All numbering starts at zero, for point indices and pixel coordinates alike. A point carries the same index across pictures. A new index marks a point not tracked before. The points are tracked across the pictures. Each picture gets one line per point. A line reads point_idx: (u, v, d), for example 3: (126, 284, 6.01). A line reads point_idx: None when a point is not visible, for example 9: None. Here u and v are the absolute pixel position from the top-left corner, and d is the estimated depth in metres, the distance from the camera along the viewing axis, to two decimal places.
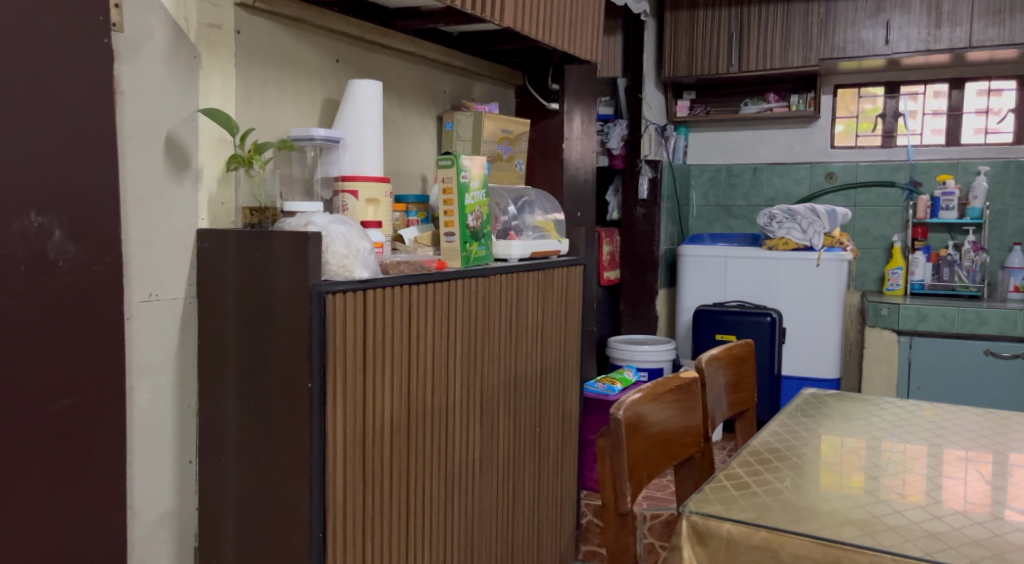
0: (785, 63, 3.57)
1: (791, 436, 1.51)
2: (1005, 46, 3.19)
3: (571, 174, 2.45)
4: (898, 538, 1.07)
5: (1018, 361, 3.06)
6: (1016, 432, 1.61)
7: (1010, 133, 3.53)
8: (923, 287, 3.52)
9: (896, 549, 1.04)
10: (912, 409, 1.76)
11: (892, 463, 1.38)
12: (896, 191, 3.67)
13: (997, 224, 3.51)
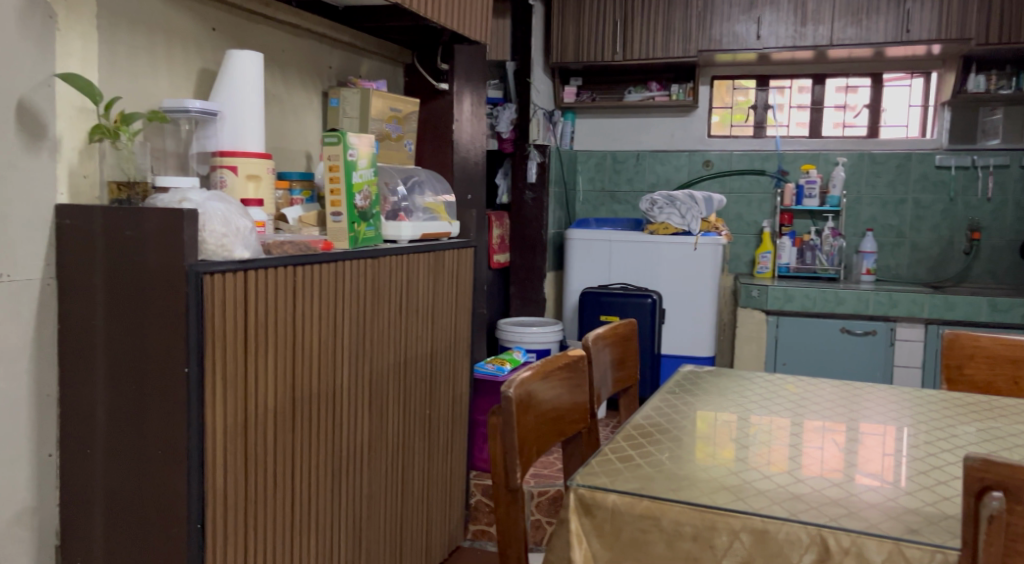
0: (666, 52, 3.68)
1: (671, 411, 1.58)
2: (862, 45, 3.42)
3: (462, 156, 2.44)
4: (766, 502, 1.14)
5: (869, 338, 3.30)
6: (869, 401, 1.74)
7: (865, 127, 3.81)
8: (788, 270, 3.72)
9: (764, 511, 1.11)
10: (779, 382, 1.87)
11: (765, 435, 1.47)
12: (766, 179, 3.86)
13: (852, 211, 3.76)
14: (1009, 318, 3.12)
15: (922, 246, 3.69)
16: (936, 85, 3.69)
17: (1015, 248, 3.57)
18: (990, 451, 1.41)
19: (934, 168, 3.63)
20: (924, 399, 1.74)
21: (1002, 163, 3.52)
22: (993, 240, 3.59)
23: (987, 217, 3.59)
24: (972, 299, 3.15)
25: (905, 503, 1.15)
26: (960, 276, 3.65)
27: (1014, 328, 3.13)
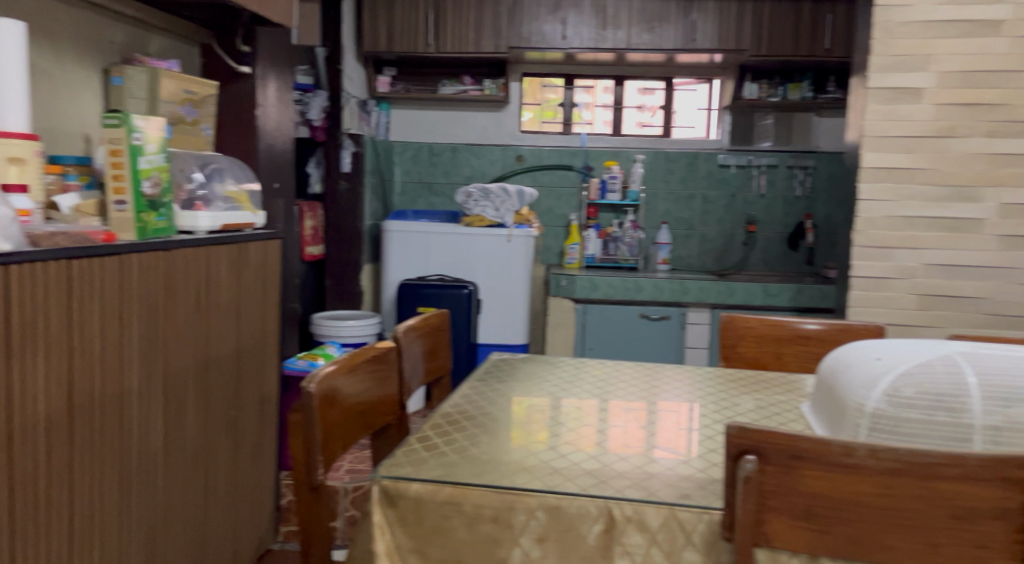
0: (477, 47, 3.73)
1: (479, 399, 1.61)
2: (655, 50, 3.65)
3: (267, 144, 2.35)
4: (559, 479, 1.20)
5: (663, 322, 3.54)
6: (667, 381, 1.86)
7: (660, 126, 4.10)
8: (594, 261, 3.91)
9: (557, 488, 1.16)
10: (584, 366, 1.96)
11: (570, 417, 1.53)
12: (573, 174, 4.02)
13: (649, 205, 4.00)
14: (779, 300, 3.45)
15: (709, 238, 4.00)
16: (718, 90, 4.02)
17: (784, 239, 3.95)
18: (753, 420, 1.56)
19: (717, 167, 3.94)
20: (710, 377, 1.89)
21: (772, 164, 3.89)
22: (766, 233, 3.96)
23: (760, 212, 3.95)
24: (748, 285, 3.45)
25: (681, 470, 1.25)
26: (738, 265, 4.00)
27: (782, 310, 3.47)
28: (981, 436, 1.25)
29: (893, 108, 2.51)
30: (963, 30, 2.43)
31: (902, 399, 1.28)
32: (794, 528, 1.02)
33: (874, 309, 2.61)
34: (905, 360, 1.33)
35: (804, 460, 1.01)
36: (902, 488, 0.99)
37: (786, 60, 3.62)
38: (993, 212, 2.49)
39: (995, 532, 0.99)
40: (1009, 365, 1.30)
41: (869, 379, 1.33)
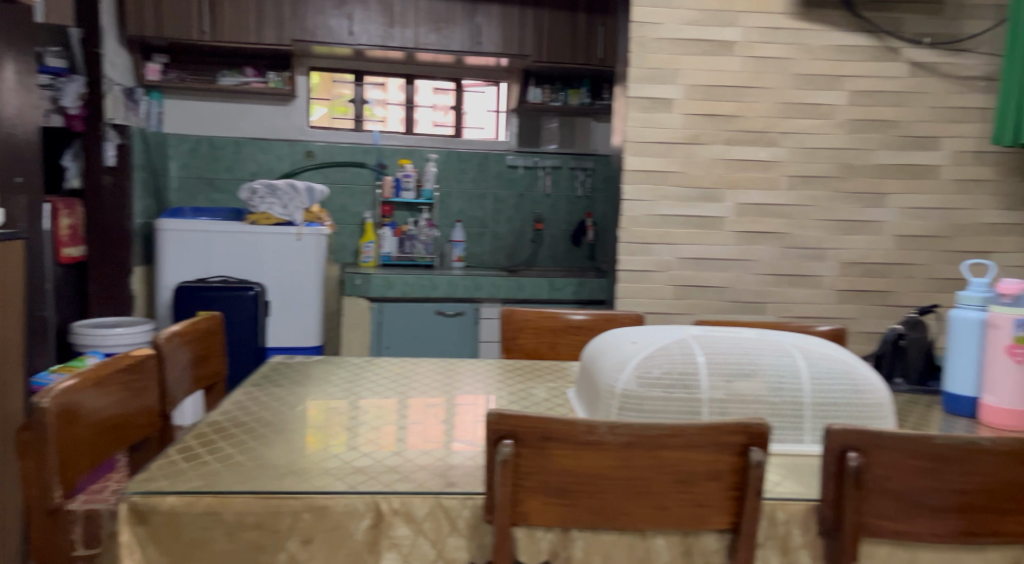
0: (258, 38, 3.59)
1: (253, 404, 1.56)
2: (443, 51, 3.70)
3: (4, 133, 2.12)
4: (330, 478, 1.25)
5: (458, 318, 3.60)
6: (466, 375, 1.89)
7: (451, 126, 4.15)
8: (390, 259, 3.89)
9: (324, 487, 1.22)
10: (383, 365, 1.93)
11: (372, 416, 1.52)
12: (366, 172, 3.98)
13: (444, 204, 4.04)
14: (563, 294, 3.62)
15: (501, 236, 4.12)
16: (506, 93, 4.13)
17: (568, 236, 4.16)
18: (523, 408, 1.63)
19: (506, 167, 4.07)
20: (500, 368, 1.96)
21: (556, 165, 4.09)
22: (552, 231, 4.15)
23: (547, 211, 4.12)
24: (536, 280, 3.59)
25: (448, 461, 1.33)
26: (527, 261, 4.15)
27: (567, 303, 3.64)
28: (709, 406, 1.41)
29: (649, 117, 2.72)
30: (704, 49, 2.70)
31: (648, 377, 1.42)
32: (547, 504, 1.16)
33: (636, 300, 2.81)
34: (652, 345, 1.47)
35: (553, 441, 1.14)
36: (635, 459, 1.15)
37: (564, 67, 3.82)
38: (732, 211, 2.78)
39: (710, 490, 1.17)
40: (731, 347, 1.48)
41: (619, 361, 1.46)
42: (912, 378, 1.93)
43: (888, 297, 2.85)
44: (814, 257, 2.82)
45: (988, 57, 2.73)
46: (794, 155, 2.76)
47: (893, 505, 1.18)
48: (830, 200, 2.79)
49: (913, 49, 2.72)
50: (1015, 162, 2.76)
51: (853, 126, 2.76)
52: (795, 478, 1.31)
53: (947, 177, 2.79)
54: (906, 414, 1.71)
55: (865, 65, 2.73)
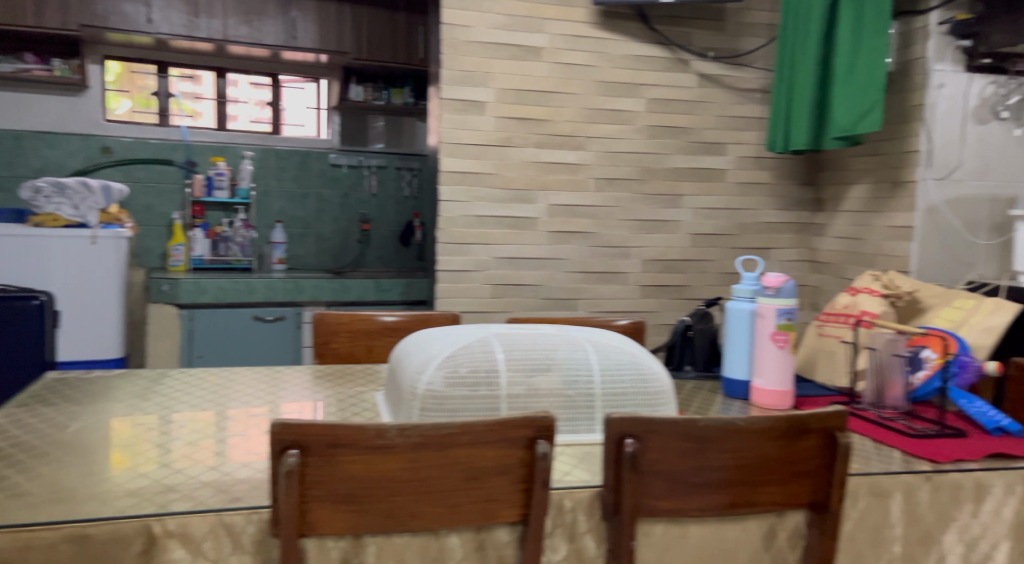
0: (39, 22, 3.25)
1: (16, 427, 1.44)
2: (255, 44, 3.54)
3: None
4: (93, 502, 1.18)
5: (279, 323, 3.45)
6: (290, 382, 1.82)
7: (268, 122, 3.99)
8: (202, 262, 3.66)
9: (89, 515, 1.15)
10: (198, 377, 1.82)
11: (191, 432, 1.46)
12: (173, 170, 3.72)
13: (262, 204, 3.86)
14: (392, 295, 3.56)
15: (326, 236, 4.00)
16: (325, 90, 4.04)
17: (396, 236, 4.11)
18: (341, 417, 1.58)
19: (329, 166, 3.96)
20: (323, 374, 1.91)
21: (381, 164, 4.04)
22: (379, 231, 4.08)
23: (373, 211, 4.06)
24: (361, 282, 3.52)
25: (239, 474, 1.29)
26: (354, 262, 4.06)
27: (394, 304, 3.60)
28: (508, 401, 1.45)
29: (461, 118, 2.76)
30: (512, 53, 2.77)
31: (455, 376, 1.44)
32: (336, 511, 1.16)
33: (453, 299, 2.85)
34: (453, 344, 1.50)
35: (341, 447, 1.13)
36: (425, 460, 1.17)
37: (386, 66, 3.81)
38: (543, 212, 2.88)
39: (499, 484, 1.20)
40: (532, 342, 1.54)
41: (423, 360, 1.47)
42: (699, 364, 2.09)
43: (684, 291, 3.06)
44: (619, 255, 2.97)
45: (762, 72, 3.02)
46: (600, 159, 2.90)
47: (666, 487, 1.23)
48: (631, 201, 2.95)
49: (700, 62, 2.95)
50: (787, 167, 3.09)
51: (651, 132, 2.94)
52: (583, 466, 1.38)
53: (732, 180, 3.04)
54: (691, 399, 1.85)
55: (660, 76, 2.92)
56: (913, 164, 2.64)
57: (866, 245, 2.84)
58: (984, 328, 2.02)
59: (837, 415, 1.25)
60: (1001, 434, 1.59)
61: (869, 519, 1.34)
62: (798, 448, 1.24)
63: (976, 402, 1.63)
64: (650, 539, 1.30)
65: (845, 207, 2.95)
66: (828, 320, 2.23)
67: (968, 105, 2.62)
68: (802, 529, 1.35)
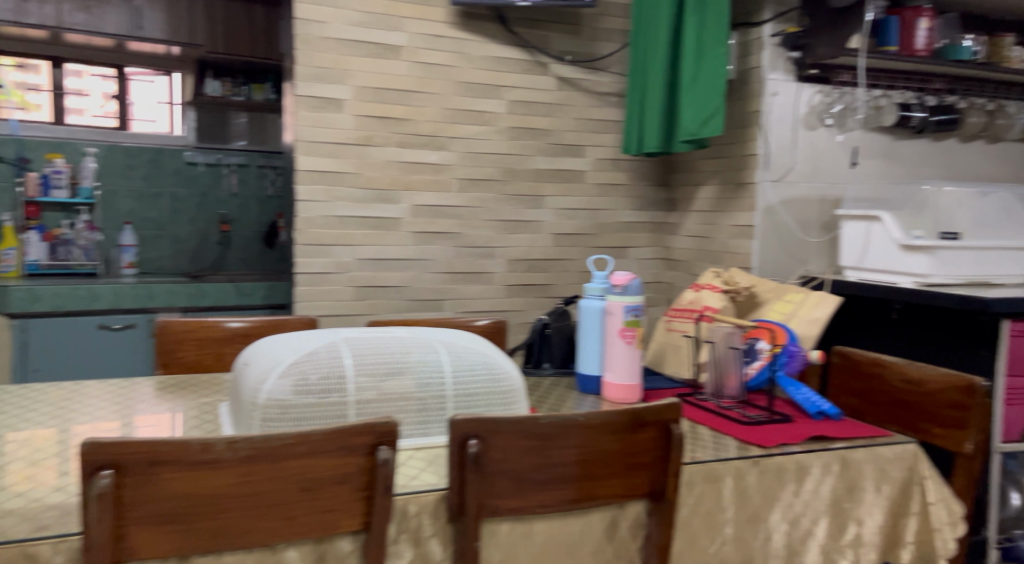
0: None
1: None
2: (94, 33, 3.30)
3: None
4: None
5: (126, 332, 3.19)
6: (141, 395, 1.72)
7: (114, 118, 3.76)
8: (38, 266, 3.36)
9: None
10: (37, 392, 1.69)
11: (23, 454, 1.38)
12: (3, 167, 3.38)
13: (109, 203, 3.58)
14: (253, 299, 3.36)
15: (182, 238, 3.76)
16: (179, 84, 3.85)
17: (260, 238, 3.91)
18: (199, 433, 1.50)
19: (184, 164, 3.73)
20: (177, 384, 1.82)
21: (242, 162, 3.84)
22: (242, 232, 3.88)
23: (234, 211, 3.85)
24: (219, 286, 3.29)
25: (52, 499, 1.24)
26: (215, 266, 3.83)
27: (257, 308, 3.42)
28: (356, 407, 1.44)
29: (317, 116, 2.68)
30: (369, 51, 2.73)
31: (303, 384, 1.42)
32: (158, 532, 1.14)
33: (314, 303, 2.76)
34: (296, 350, 1.46)
35: (163, 465, 1.13)
36: (256, 473, 1.18)
37: (245, 61, 3.68)
38: (407, 212, 2.84)
39: (338, 494, 1.23)
40: (383, 346, 1.53)
41: (267, 367, 1.44)
42: (557, 361, 2.12)
43: (548, 289, 3.11)
44: (484, 255, 2.98)
45: (618, 76, 3.11)
46: (462, 159, 2.89)
47: (510, 485, 1.25)
48: (495, 202, 2.97)
49: (558, 65, 3.00)
50: (643, 169, 3.19)
51: (512, 133, 2.96)
52: (432, 469, 1.40)
53: (591, 181, 3.12)
54: (546, 396, 1.88)
55: (520, 78, 2.95)
56: (752, 167, 2.82)
57: (714, 243, 3.01)
58: (811, 320, 2.19)
59: (672, 407, 1.31)
60: (822, 418, 1.71)
61: (703, 504, 1.41)
62: (635, 440, 1.29)
63: (802, 389, 1.75)
64: (496, 539, 1.31)
65: (696, 206, 3.10)
66: (675, 315, 2.32)
67: (799, 112, 2.82)
68: (643, 517, 1.39)
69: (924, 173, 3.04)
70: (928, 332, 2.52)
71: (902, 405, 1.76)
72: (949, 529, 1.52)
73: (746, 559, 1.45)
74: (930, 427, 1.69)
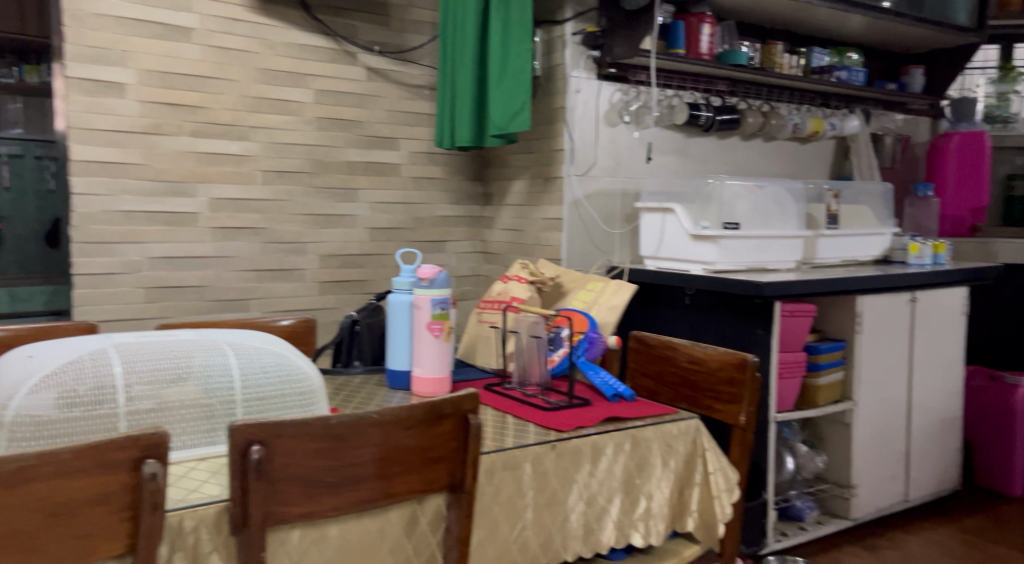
0: None
1: None
2: None
3: None
4: None
5: None
6: None
7: None
8: None
9: None
10: None
11: None
12: None
13: None
14: (33, 305, 3.07)
15: None
16: None
17: (41, 236, 3.54)
18: None
19: None
20: None
21: (14, 152, 3.44)
22: (16, 231, 3.49)
23: (5, 207, 3.47)
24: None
25: None
26: None
27: (36, 315, 3.10)
28: (127, 418, 1.35)
29: (96, 101, 2.46)
30: (156, 32, 2.53)
31: (67, 398, 1.31)
32: None
33: (100, 307, 2.53)
34: (56, 358, 1.35)
35: None
36: None
37: (13, 38, 3.28)
38: (205, 207, 2.67)
39: (97, 517, 1.13)
40: (161, 351, 1.43)
41: (18, 378, 1.30)
42: (367, 359, 2.07)
43: (364, 285, 3.04)
44: (294, 251, 2.86)
45: (427, 69, 3.10)
46: (266, 150, 2.76)
47: (299, 491, 1.20)
48: (304, 195, 2.86)
49: (366, 55, 2.94)
50: (457, 163, 3.20)
51: (319, 124, 2.86)
52: (216, 479, 1.33)
53: (405, 174, 3.08)
54: (352, 395, 1.83)
55: (326, 66, 2.86)
56: (559, 161, 2.91)
57: (526, 236, 3.09)
58: (611, 307, 2.29)
59: (469, 397, 1.32)
60: (618, 400, 1.81)
61: (502, 492, 1.43)
62: (433, 433, 1.29)
63: (600, 373, 1.84)
64: (286, 548, 1.25)
65: (509, 200, 3.16)
66: (485, 307, 2.34)
67: (600, 110, 2.95)
68: (444, 509, 1.38)
69: (711, 168, 3.28)
70: (715, 315, 2.71)
71: (689, 384, 1.89)
72: (726, 494, 1.64)
73: (546, 541, 1.49)
74: (712, 402, 1.82)
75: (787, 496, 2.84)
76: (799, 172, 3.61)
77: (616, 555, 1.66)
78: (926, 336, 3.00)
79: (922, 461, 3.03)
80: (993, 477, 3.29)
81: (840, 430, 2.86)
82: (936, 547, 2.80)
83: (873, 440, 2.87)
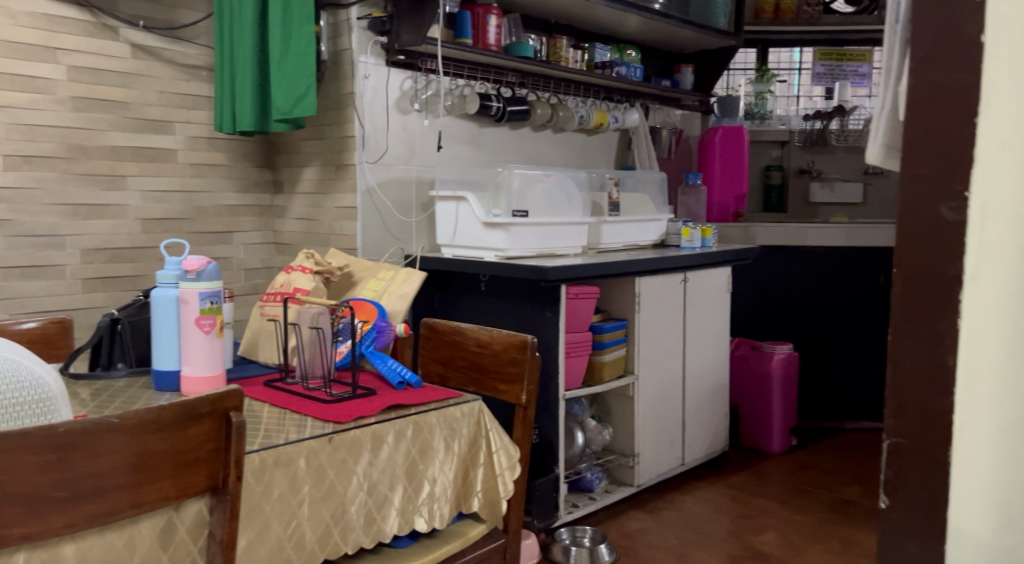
0: None
1: None
2: None
3: None
4: None
5: None
6: None
7: None
8: None
9: None
10: None
11: None
12: None
13: None
14: None
15: None
16: None
17: None
18: None
19: None
20: None
21: None
22: None
23: None
24: None
25: None
26: None
27: None
28: None
29: None
30: None
31: None
32: None
33: None
34: None
35: None
36: None
37: None
38: None
39: None
40: None
41: None
42: (132, 361, 1.91)
43: (137, 282, 2.81)
44: (50, 245, 2.57)
45: (204, 48, 2.91)
46: (8, 131, 2.45)
47: (19, 511, 1.04)
48: (60, 183, 2.58)
49: (130, 31, 2.70)
50: (243, 149, 3.05)
51: (74, 104, 2.59)
52: None
53: (183, 161, 2.87)
54: (112, 399, 1.69)
55: (80, 41, 2.58)
56: (351, 149, 2.85)
57: (319, 225, 3.00)
58: (400, 296, 2.27)
59: (231, 395, 1.24)
60: (404, 387, 1.80)
61: (273, 490, 1.38)
62: (187, 435, 1.19)
63: (386, 360, 1.82)
64: None
65: (300, 188, 3.05)
66: (268, 300, 2.24)
67: (390, 97, 2.91)
68: (206, 513, 1.29)
69: (503, 157, 3.35)
70: (507, 300, 2.79)
71: (476, 367, 1.92)
72: (508, 472, 1.69)
73: (324, 536, 1.45)
74: (498, 384, 1.86)
75: (577, 469, 2.97)
76: (585, 162, 3.78)
77: (401, 543, 1.66)
78: (696, 312, 3.25)
79: (696, 427, 3.29)
80: (755, 437, 3.64)
81: (623, 403, 3.05)
82: (707, 505, 3.05)
83: (652, 411, 3.07)
